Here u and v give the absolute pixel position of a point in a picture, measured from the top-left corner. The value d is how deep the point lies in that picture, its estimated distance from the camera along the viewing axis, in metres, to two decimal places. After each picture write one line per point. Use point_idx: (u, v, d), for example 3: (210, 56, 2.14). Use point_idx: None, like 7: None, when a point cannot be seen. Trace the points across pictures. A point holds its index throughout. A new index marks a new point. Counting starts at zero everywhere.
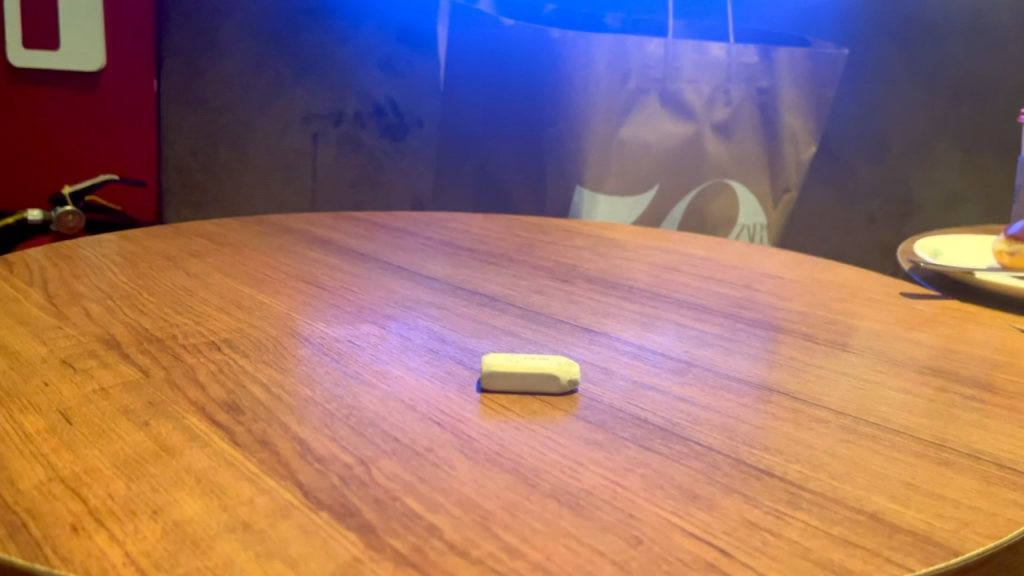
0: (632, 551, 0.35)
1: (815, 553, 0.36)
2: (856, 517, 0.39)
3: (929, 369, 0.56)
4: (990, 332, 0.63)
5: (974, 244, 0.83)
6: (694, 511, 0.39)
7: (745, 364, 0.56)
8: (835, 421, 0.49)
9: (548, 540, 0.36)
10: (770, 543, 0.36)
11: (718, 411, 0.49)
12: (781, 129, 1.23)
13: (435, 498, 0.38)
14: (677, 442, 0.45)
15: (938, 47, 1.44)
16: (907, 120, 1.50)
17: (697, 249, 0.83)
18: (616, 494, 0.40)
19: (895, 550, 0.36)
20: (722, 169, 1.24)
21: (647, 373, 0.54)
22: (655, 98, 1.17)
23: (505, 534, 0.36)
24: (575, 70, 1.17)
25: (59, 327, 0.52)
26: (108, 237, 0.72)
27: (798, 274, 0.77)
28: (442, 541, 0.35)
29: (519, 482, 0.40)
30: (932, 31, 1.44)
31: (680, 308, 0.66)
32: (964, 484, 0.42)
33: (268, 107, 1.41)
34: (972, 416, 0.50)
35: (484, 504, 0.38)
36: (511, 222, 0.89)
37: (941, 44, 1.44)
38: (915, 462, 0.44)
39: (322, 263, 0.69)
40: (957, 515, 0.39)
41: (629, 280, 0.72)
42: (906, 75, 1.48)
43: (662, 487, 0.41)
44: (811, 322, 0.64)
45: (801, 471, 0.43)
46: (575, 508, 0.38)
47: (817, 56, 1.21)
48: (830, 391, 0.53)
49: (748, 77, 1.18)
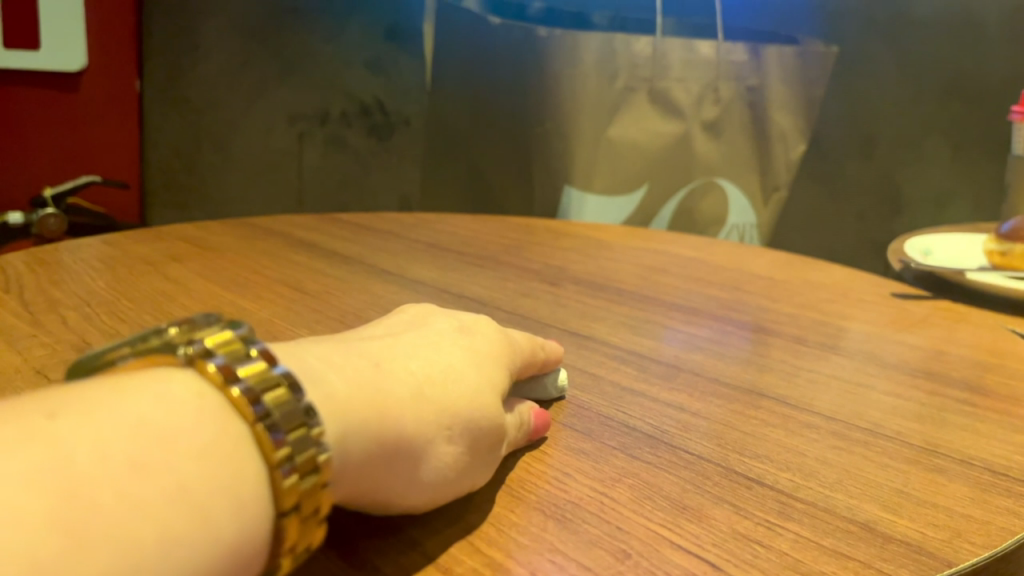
0: (620, 566, 0.35)
1: (807, 566, 0.35)
2: (847, 527, 0.38)
3: (920, 372, 0.56)
4: (981, 334, 0.63)
5: (965, 242, 0.82)
6: (683, 523, 0.38)
7: (735, 369, 0.55)
8: (826, 427, 0.48)
9: (534, 555, 0.35)
10: (761, 555, 0.36)
11: (706, 418, 0.48)
12: (771, 127, 1.22)
13: (419, 513, 0.37)
14: (666, 450, 0.44)
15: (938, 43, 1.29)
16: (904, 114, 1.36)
17: (685, 249, 0.82)
18: (604, 505, 0.39)
19: (887, 562, 0.36)
20: (712, 168, 1.23)
21: (635, 379, 0.53)
22: (644, 97, 1.16)
23: (490, 549, 0.35)
24: (563, 67, 1.14)
25: (35, 335, 0.51)
26: (88, 241, 0.71)
27: (788, 275, 0.76)
28: (425, 558, 0.34)
29: (505, 495, 0.39)
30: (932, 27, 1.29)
31: (671, 311, 0.65)
32: (956, 492, 0.42)
33: (251, 110, 1.41)
34: (963, 421, 0.49)
35: (469, 518, 0.37)
36: (500, 223, 0.88)
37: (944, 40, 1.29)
38: (907, 469, 0.44)
39: (306, 267, 0.68)
40: (950, 524, 0.39)
41: (618, 283, 0.71)
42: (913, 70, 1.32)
43: (652, 498, 0.40)
44: (801, 324, 0.64)
45: (792, 480, 0.42)
46: (562, 521, 0.37)
47: (808, 53, 1.20)
48: (820, 395, 0.52)
49: (737, 75, 1.17)
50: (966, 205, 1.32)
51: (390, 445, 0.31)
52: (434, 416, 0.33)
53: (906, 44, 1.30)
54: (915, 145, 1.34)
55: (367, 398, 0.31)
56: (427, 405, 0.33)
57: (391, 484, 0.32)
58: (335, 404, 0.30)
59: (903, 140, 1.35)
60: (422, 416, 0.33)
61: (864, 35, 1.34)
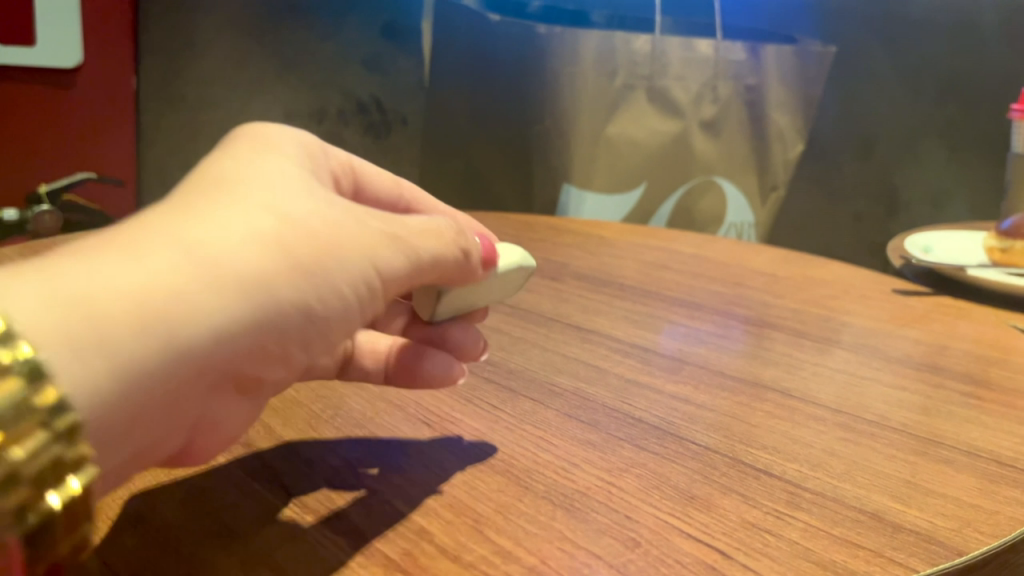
0: (630, 554, 0.34)
1: (818, 555, 0.35)
2: (857, 517, 0.38)
3: (924, 366, 0.56)
4: (983, 329, 0.62)
5: (965, 239, 0.83)
6: (692, 512, 0.38)
7: (738, 362, 0.55)
8: (831, 419, 0.48)
9: (543, 543, 0.34)
10: (771, 544, 0.35)
11: (711, 409, 0.48)
12: (768, 126, 1.22)
13: (426, 502, 0.37)
14: (672, 441, 0.44)
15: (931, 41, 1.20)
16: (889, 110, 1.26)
17: (686, 246, 0.82)
18: (612, 495, 0.39)
19: (898, 550, 0.36)
20: (711, 167, 1.22)
21: (639, 371, 0.53)
22: (643, 94, 1.17)
23: (498, 537, 0.35)
24: (563, 65, 1.14)
25: None
26: None
27: (789, 272, 0.76)
28: (434, 545, 0.34)
29: (512, 484, 0.39)
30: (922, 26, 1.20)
31: (673, 307, 0.65)
32: (964, 482, 0.42)
33: None
34: (967, 413, 0.49)
35: (476, 507, 0.37)
36: (498, 220, 0.88)
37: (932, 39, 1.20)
38: (913, 460, 0.44)
39: None
40: (959, 514, 0.39)
41: (619, 279, 0.71)
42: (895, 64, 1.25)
43: (660, 488, 0.40)
44: (803, 318, 0.64)
45: (800, 471, 0.42)
46: (569, 510, 0.37)
47: (805, 53, 1.20)
48: (825, 388, 0.52)
49: (735, 74, 1.18)
50: (959, 206, 1.23)
51: (226, 326, 0.27)
52: (280, 257, 0.29)
53: (906, 45, 1.22)
54: (913, 145, 1.25)
55: (196, 275, 0.26)
56: (285, 259, 0.29)
57: (237, 351, 0.28)
58: (137, 306, 0.25)
59: (901, 142, 1.26)
60: (279, 270, 0.29)
61: (864, 37, 1.26)
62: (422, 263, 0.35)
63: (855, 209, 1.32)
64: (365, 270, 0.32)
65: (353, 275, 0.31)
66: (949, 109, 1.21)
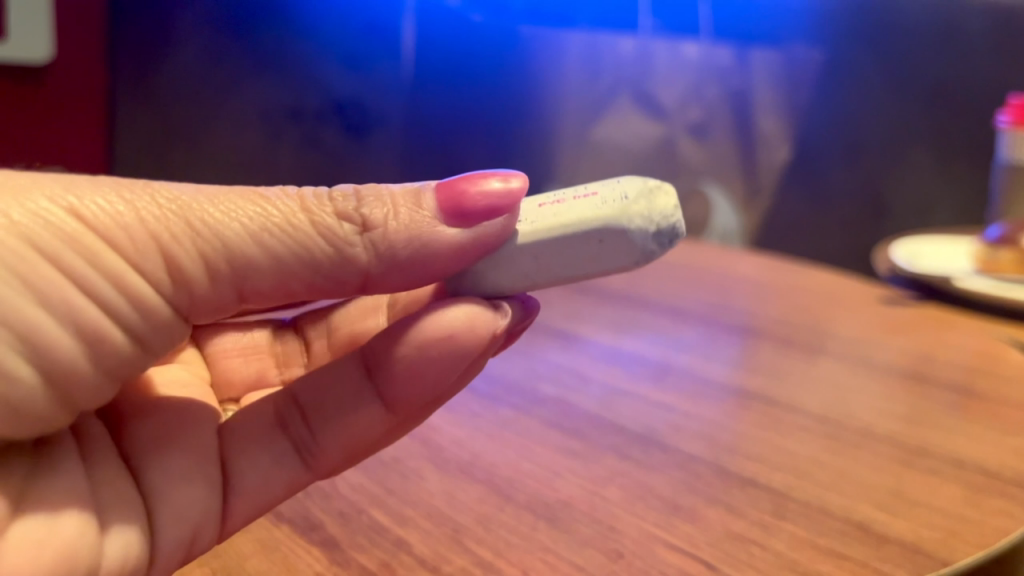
0: (613, 566, 0.33)
1: (803, 566, 0.34)
2: (843, 527, 0.37)
3: (912, 375, 0.55)
4: (970, 338, 0.62)
5: (947, 248, 0.83)
6: (677, 523, 0.37)
7: (721, 369, 0.55)
8: (816, 429, 0.47)
9: (524, 554, 0.34)
10: (756, 555, 0.35)
11: (695, 417, 0.48)
12: (757, 132, 1.22)
13: (405, 512, 0.36)
14: (657, 450, 0.44)
15: (917, 47, 1.13)
16: (873, 114, 1.18)
17: (672, 252, 0.82)
18: (596, 505, 0.38)
19: (884, 561, 0.35)
20: (695, 172, 1.21)
21: (623, 378, 0.52)
22: (627, 101, 1.16)
23: (479, 548, 0.34)
24: (547, 64, 1.08)
25: None
26: None
27: (774, 279, 0.75)
28: (412, 557, 0.33)
29: (493, 494, 0.38)
30: (912, 30, 1.13)
31: (660, 315, 0.64)
32: (951, 493, 0.41)
33: None
34: (953, 423, 0.49)
35: (457, 518, 0.36)
36: None
37: (919, 43, 1.13)
38: (898, 470, 0.43)
39: None
40: (944, 524, 0.38)
41: (604, 287, 0.70)
42: (882, 68, 1.15)
43: (644, 498, 0.39)
44: (789, 326, 0.63)
45: (786, 480, 0.41)
46: (552, 521, 0.36)
47: (791, 60, 1.19)
48: (809, 396, 0.51)
49: (720, 75, 1.19)
50: (948, 212, 1.19)
51: None
52: None
53: (896, 47, 1.14)
54: (900, 155, 1.18)
55: None
56: None
57: None
58: None
59: (887, 151, 1.18)
60: None
61: (847, 41, 1.17)
62: (190, 216, 0.26)
63: (841, 217, 1.23)
64: (66, 213, 0.25)
65: (36, 213, 0.24)
66: (936, 117, 1.15)
